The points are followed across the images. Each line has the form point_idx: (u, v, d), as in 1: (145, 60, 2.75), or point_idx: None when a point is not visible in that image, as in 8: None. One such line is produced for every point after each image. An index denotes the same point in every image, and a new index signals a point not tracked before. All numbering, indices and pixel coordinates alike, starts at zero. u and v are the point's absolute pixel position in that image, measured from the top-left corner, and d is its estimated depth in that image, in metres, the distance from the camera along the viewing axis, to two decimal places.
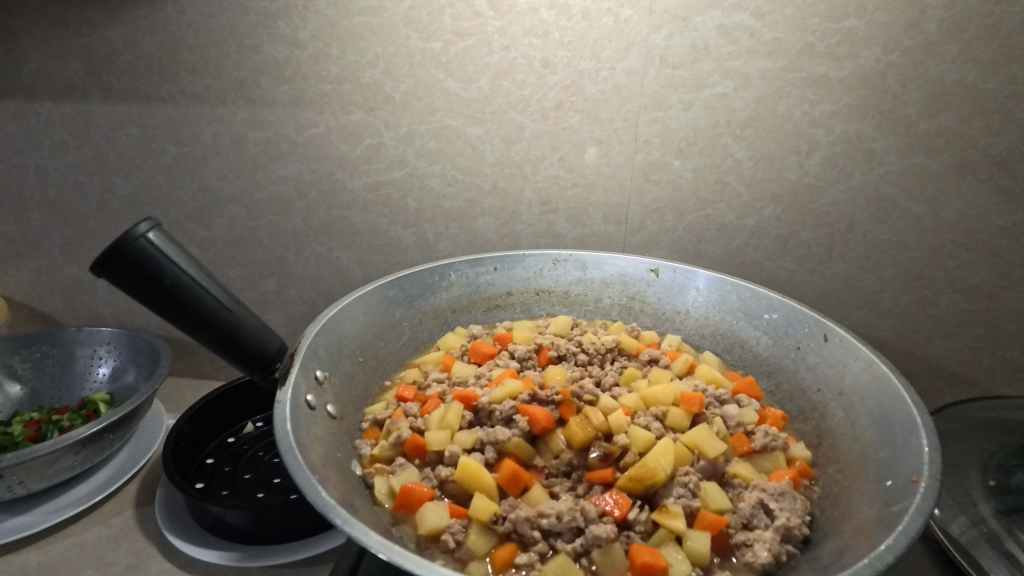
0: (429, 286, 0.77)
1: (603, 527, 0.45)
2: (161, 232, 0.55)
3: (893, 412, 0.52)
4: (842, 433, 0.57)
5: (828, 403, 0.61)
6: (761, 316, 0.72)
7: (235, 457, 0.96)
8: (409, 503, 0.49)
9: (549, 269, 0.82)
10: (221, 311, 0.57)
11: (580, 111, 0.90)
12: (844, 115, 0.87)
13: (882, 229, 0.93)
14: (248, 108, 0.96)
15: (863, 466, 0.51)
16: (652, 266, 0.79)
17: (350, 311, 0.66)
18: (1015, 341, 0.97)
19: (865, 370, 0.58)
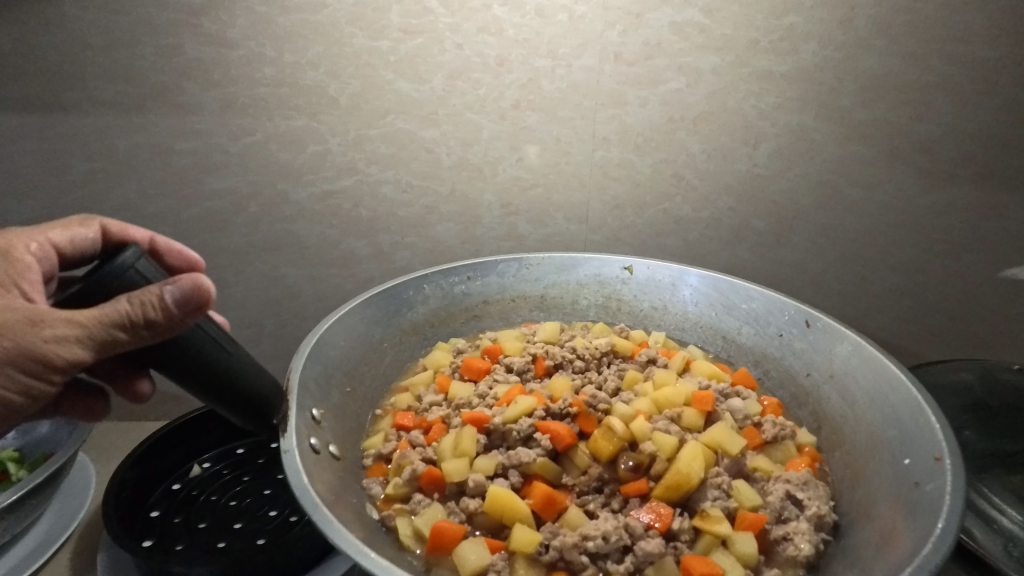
0: (404, 302, 0.73)
1: (653, 543, 0.45)
2: (148, 262, 0.48)
3: (892, 394, 0.55)
4: (841, 416, 0.60)
5: (821, 386, 0.64)
6: (741, 307, 0.73)
7: (188, 504, 0.86)
8: (443, 544, 0.47)
9: (522, 274, 0.80)
10: (213, 353, 0.50)
11: (539, 110, 0.88)
12: (789, 108, 0.90)
13: (824, 213, 0.99)
14: (172, 116, 0.87)
15: (873, 446, 0.54)
16: (627, 264, 0.79)
17: (334, 336, 0.61)
18: (937, 310, 1.07)
19: (853, 353, 0.61)
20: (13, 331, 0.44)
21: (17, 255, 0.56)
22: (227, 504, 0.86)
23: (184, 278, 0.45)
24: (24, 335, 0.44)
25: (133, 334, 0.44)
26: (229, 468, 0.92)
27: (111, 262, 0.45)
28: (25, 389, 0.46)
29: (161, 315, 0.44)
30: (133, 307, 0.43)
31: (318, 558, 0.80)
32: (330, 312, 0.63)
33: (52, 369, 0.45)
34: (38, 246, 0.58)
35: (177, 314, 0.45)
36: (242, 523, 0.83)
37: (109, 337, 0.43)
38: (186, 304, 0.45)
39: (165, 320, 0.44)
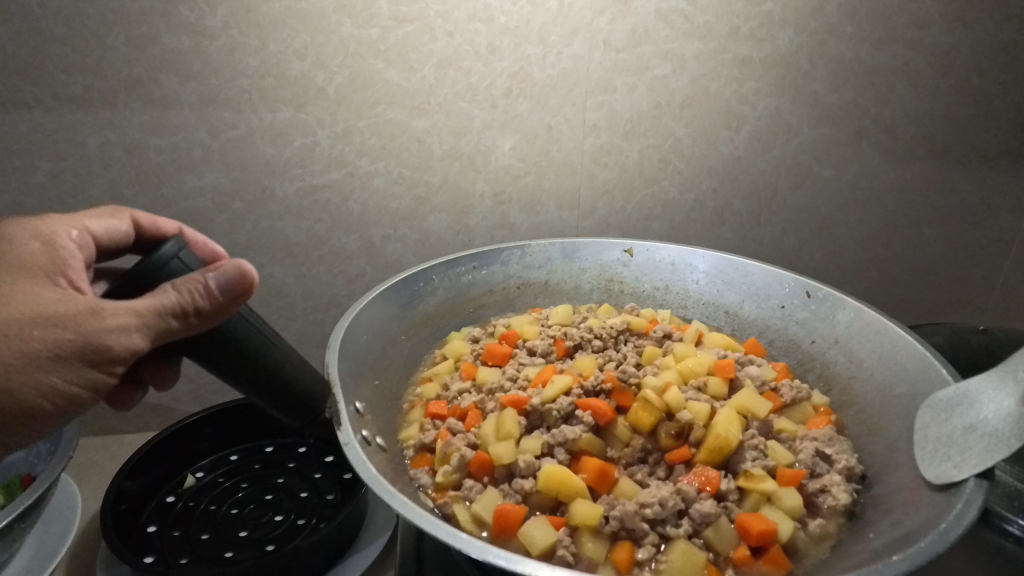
0: (416, 294, 0.75)
1: (709, 505, 0.53)
2: (188, 252, 0.50)
3: (903, 354, 0.61)
4: (850, 377, 0.66)
5: (827, 351, 0.69)
6: (739, 284, 0.78)
7: (185, 517, 0.81)
8: (508, 525, 0.53)
9: (525, 261, 0.82)
10: (263, 347, 0.52)
11: (530, 98, 0.89)
12: (766, 92, 0.94)
13: (799, 193, 1.04)
14: (147, 111, 0.82)
15: (887, 402, 0.60)
16: (626, 247, 0.82)
17: (354, 330, 0.64)
18: (899, 280, 1.14)
19: (856, 318, 0.67)
20: (74, 322, 0.45)
21: (60, 243, 0.54)
22: (228, 512, 0.81)
23: (226, 264, 0.47)
24: (85, 326, 0.45)
25: (186, 322, 0.46)
26: (224, 476, 0.87)
27: (154, 254, 0.47)
28: (90, 379, 0.47)
29: (209, 301, 0.46)
30: (187, 295, 0.45)
31: (335, 556, 0.76)
32: (350, 307, 0.65)
33: (114, 360, 0.47)
34: (78, 233, 0.56)
35: (225, 300, 0.47)
36: (246, 532, 0.78)
37: (164, 326, 0.45)
38: (231, 291, 0.47)
39: (213, 307, 0.46)
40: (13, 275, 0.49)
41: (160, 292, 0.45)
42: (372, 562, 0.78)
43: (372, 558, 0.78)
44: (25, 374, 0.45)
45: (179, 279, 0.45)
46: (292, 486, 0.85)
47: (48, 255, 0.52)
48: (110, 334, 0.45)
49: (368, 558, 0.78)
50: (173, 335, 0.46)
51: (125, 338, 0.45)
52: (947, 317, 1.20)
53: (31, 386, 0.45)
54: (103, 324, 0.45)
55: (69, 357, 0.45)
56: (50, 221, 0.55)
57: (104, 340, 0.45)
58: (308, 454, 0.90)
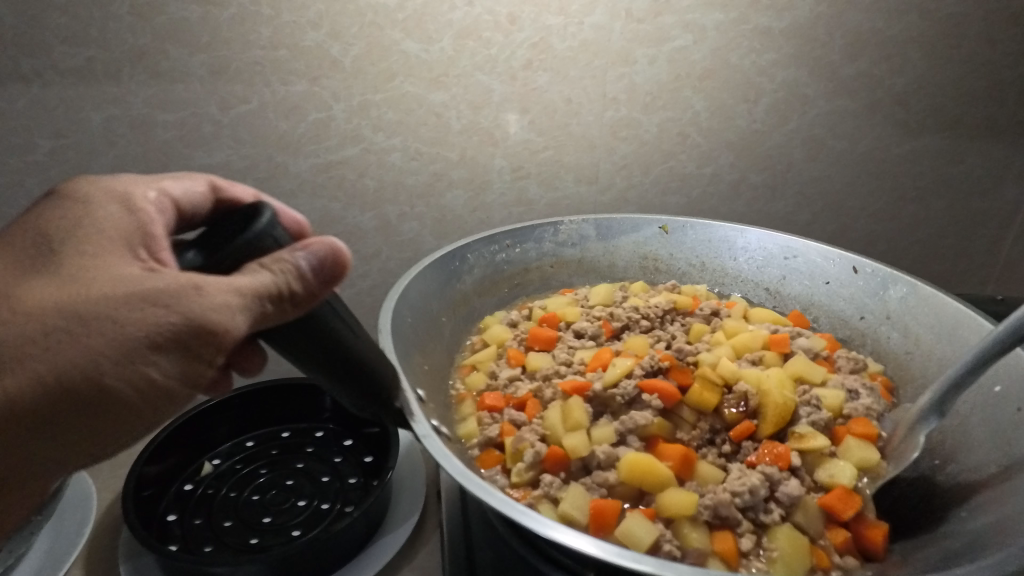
0: (453, 273, 0.74)
1: (795, 486, 0.55)
2: (280, 226, 0.45)
3: (962, 327, 0.63)
4: (903, 353, 0.68)
5: (878, 327, 0.71)
6: (781, 260, 0.79)
7: (205, 503, 0.79)
8: (604, 520, 0.54)
9: (558, 238, 0.82)
10: (347, 336, 0.48)
11: (550, 70, 0.87)
12: (784, 64, 0.93)
13: (813, 166, 1.04)
14: (154, 84, 0.78)
15: (945, 377, 0.63)
16: (662, 224, 0.82)
17: (399, 311, 0.63)
18: (905, 251, 1.16)
19: (910, 295, 0.68)
20: (178, 301, 0.40)
21: (139, 205, 0.50)
22: (249, 498, 0.79)
23: (316, 245, 0.45)
24: (187, 301, 0.40)
25: (283, 305, 0.43)
26: (242, 463, 0.85)
27: (251, 227, 0.43)
28: (187, 367, 0.43)
29: (302, 284, 0.43)
30: (281, 277, 0.42)
31: (365, 538, 0.74)
32: (392, 286, 0.64)
33: (217, 340, 0.42)
34: (155, 194, 0.52)
35: (317, 285, 0.44)
36: (270, 518, 0.76)
37: (261, 311, 0.42)
38: (323, 272, 0.45)
39: (306, 289, 0.43)
40: (97, 239, 0.45)
41: (255, 272, 0.41)
42: (404, 543, 0.76)
43: (404, 539, 0.75)
44: (123, 364, 0.41)
45: (270, 259, 0.42)
46: (313, 471, 0.83)
47: (128, 216, 0.48)
48: (215, 315, 0.40)
49: (400, 540, 0.75)
50: (269, 321, 0.43)
51: (232, 321, 0.41)
52: (949, 287, 1.22)
53: (130, 376, 0.41)
54: (207, 304, 0.40)
55: (169, 344, 0.42)
56: (128, 182, 0.52)
57: (211, 322, 0.40)
58: (327, 438, 0.88)
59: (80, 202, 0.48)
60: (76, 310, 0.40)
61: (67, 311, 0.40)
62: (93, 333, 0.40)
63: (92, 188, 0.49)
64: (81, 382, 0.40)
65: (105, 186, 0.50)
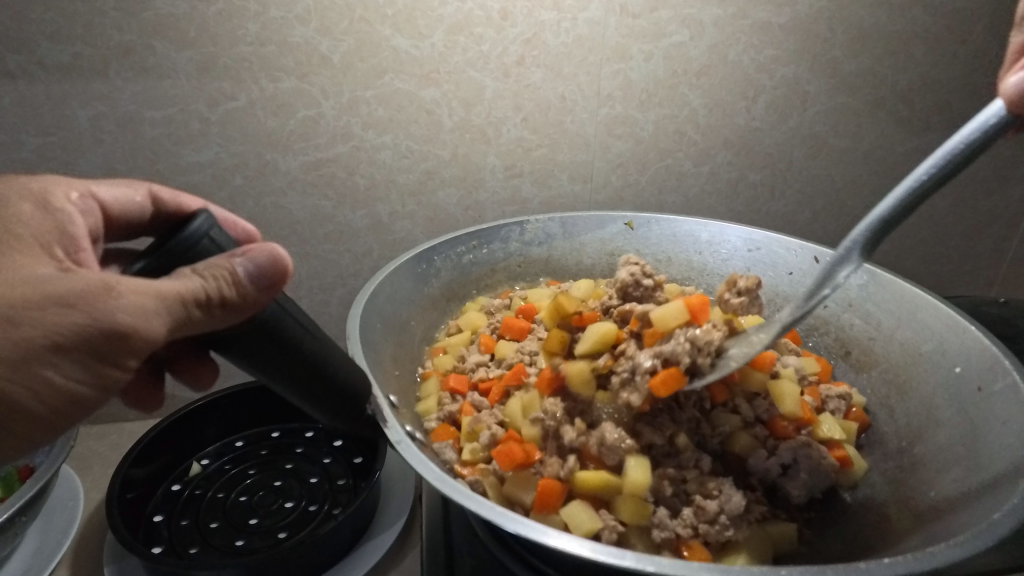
0: (421, 277, 0.75)
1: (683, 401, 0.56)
2: (219, 231, 0.45)
3: (922, 310, 0.64)
4: (868, 338, 0.69)
5: (841, 315, 0.72)
6: (744, 252, 0.80)
7: (193, 505, 0.78)
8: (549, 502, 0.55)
9: (522, 236, 0.84)
10: (299, 336, 0.47)
11: (543, 66, 0.85)
12: (784, 60, 0.91)
13: (814, 164, 1.02)
14: (140, 81, 0.77)
15: (913, 359, 0.63)
16: (627, 219, 0.83)
17: (369, 321, 0.64)
18: (909, 251, 1.14)
19: (870, 281, 0.70)
20: (85, 301, 0.39)
21: (57, 205, 0.51)
22: (237, 499, 0.78)
23: (256, 251, 0.44)
24: (100, 306, 0.39)
25: (211, 311, 0.42)
26: (231, 463, 0.84)
27: (184, 232, 0.43)
28: (98, 373, 0.42)
29: (235, 291, 0.42)
30: (210, 282, 0.41)
31: (352, 542, 0.73)
32: (357, 295, 0.65)
33: (127, 345, 0.41)
34: (79, 195, 0.53)
35: (254, 289, 0.43)
36: (257, 520, 0.75)
37: (187, 316, 0.41)
38: (261, 278, 0.44)
39: (243, 298, 0.42)
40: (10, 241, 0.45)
41: (182, 277, 0.41)
42: (391, 546, 0.75)
43: (390, 543, 0.75)
44: (22, 367, 0.39)
45: (202, 265, 0.41)
46: (303, 470, 0.82)
47: (43, 217, 0.49)
48: (128, 317, 0.40)
49: (388, 542, 0.74)
50: (198, 327, 0.42)
51: (149, 325, 0.40)
52: (955, 289, 1.20)
53: (28, 381, 0.40)
54: (119, 306, 0.39)
55: (72, 347, 0.40)
56: (50, 182, 0.53)
57: (120, 325, 0.40)
58: (317, 438, 0.87)
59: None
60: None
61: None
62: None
63: (9, 188, 0.50)
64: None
65: (21, 184, 0.51)
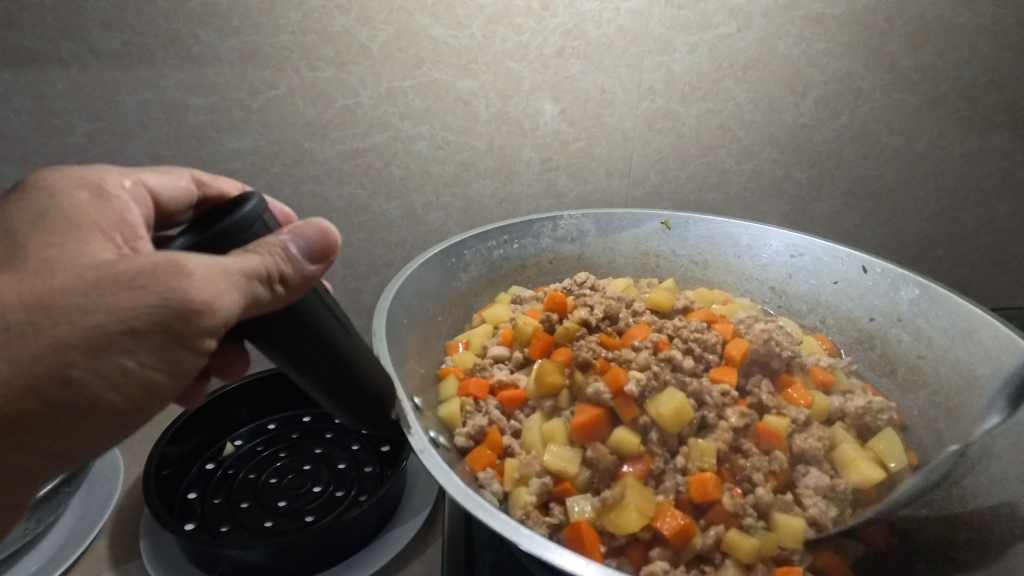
0: (450, 271, 0.76)
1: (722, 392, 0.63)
2: (268, 215, 0.44)
3: (981, 334, 0.64)
4: (917, 355, 0.69)
5: (888, 329, 0.72)
6: (785, 258, 0.80)
7: (225, 485, 0.79)
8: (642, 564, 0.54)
9: (554, 233, 0.83)
10: (339, 334, 0.47)
11: (583, 58, 0.83)
12: (837, 54, 0.87)
13: (864, 164, 0.97)
14: (185, 69, 0.79)
15: (969, 385, 0.63)
16: (664, 219, 0.83)
17: (395, 317, 0.64)
18: (965, 259, 1.08)
19: (921, 296, 0.70)
20: (155, 280, 0.37)
21: (113, 192, 0.49)
22: (267, 482, 0.79)
23: (303, 226, 0.43)
24: (172, 282, 0.37)
25: (273, 289, 0.41)
26: (263, 445, 0.85)
27: (234, 215, 0.41)
28: (170, 359, 0.41)
29: (292, 267, 0.41)
30: (270, 258, 0.40)
31: (376, 529, 0.74)
32: (386, 286, 0.65)
33: (200, 326, 0.39)
34: (132, 183, 0.51)
35: (310, 267, 0.43)
36: (286, 502, 0.76)
37: (253, 294, 0.40)
38: (313, 256, 0.43)
39: (299, 276, 0.42)
40: (71, 229, 0.44)
41: (246, 253, 0.39)
42: (415, 535, 0.75)
43: (414, 532, 0.75)
44: (96, 357, 0.38)
45: (256, 244, 0.40)
46: (332, 456, 0.83)
47: (102, 206, 0.47)
48: (200, 293, 0.37)
49: (412, 530, 0.75)
50: (257, 308, 0.41)
51: (219, 302, 0.38)
52: (1014, 300, 1.13)
53: (103, 368, 0.39)
54: (188, 279, 0.37)
55: (147, 331, 0.38)
56: (104, 170, 0.51)
57: (194, 301, 0.37)
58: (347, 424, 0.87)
59: (49, 189, 0.47)
60: (39, 299, 0.37)
61: (27, 299, 0.37)
62: (59, 322, 0.37)
63: (62, 176, 0.48)
64: (48, 379, 0.37)
65: (76, 173, 0.49)
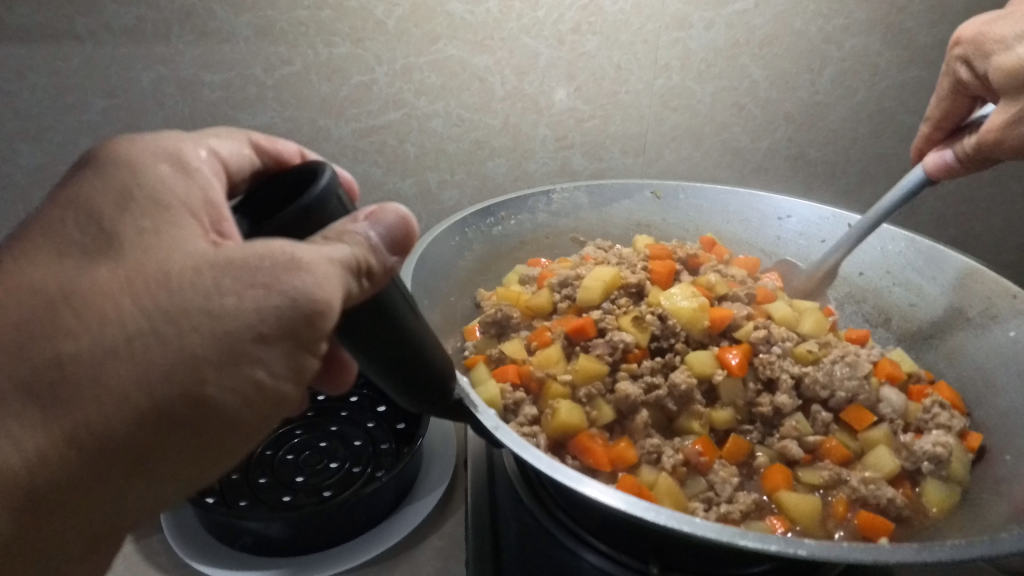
0: (453, 251, 0.75)
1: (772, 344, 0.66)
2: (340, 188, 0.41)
3: (971, 279, 0.68)
4: (907, 305, 0.73)
5: (879, 282, 0.75)
6: (774, 222, 0.82)
7: (243, 460, 0.79)
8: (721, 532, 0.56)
9: (551, 207, 0.84)
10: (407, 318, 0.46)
11: (599, 34, 0.83)
12: (854, 30, 0.87)
13: (880, 143, 0.97)
14: (200, 44, 0.78)
15: (962, 324, 0.68)
16: (654, 189, 0.85)
17: (413, 295, 0.64)
18: (980, 237, 1.08)
19: (908, 246, 0.74)
20: (278, 278, 0.35)
21: (194, 165, 0.42)
22: (284, 458, 0.79)
23: (382, 213, 0.41)
24: (274, 273, 0.35)
25: (360, 282, 0.39)
26: (280, 423, 0.85)
27: (313, 192, 0.38)
28: (299, 366, 0.39)
29: (377, 257, 0.40)
30: (357, 247, 0.38)
31: (394, 504, 0.73)
32: (399, 271, 0.64)
33: (324, 331, 0.38)
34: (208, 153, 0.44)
35: (390, 256, 0.41)
36: (303, 477, 0.76)
37: (348, 288, 0.38)
38: (392, 241, 0.41)
39: (383, 268, 0.41)
40: (156, 210, 0.38)
41: (334, 243, 0.37)
42: (434, 509, 0.75)
43: (430, 508, 0.74)
44: (228, 369, 0.35)
45: (336, 232, 0.38)
46: (347, 433, 0.82)
47: (185, 180, 0.41)
48: (319, 291, 0.36)
49: (429, 505, 0.75)
50: (347, 302, 0.39)
51: (329, 297, 0.36)
52: None
53: (235, 382, 0.35)
54: (308, 276, 0.35)
55: (276, 337, 0.36)
56: (174, 138, 0.44)
57: (313, 299, 0.36)
58: (361, 404, 0.87)
59: (120, 154, 0.44)
60: (161, 307, 0.34)
61: (146, 306, 0.34)
62: (186, 331, 0.34)
63: (135, 148, 0.41)
64: (184, 400, 0.34)
65: (151, 142, 0.42)
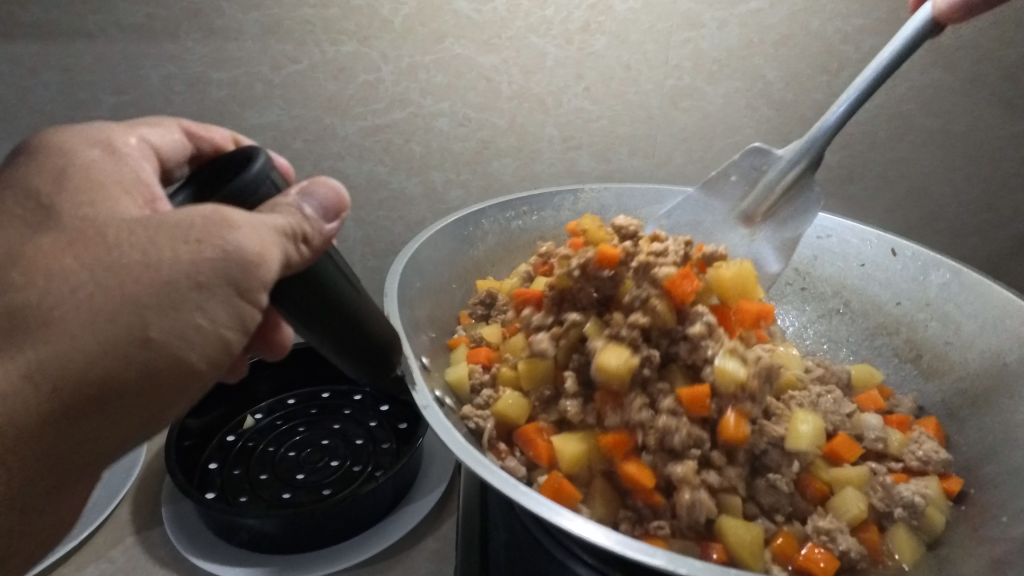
0: (465, 239, 0.75)
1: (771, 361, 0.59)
2: (275, 171, 0.43)
3: (1010, 318, 0.59)
4: (943, 344, 0.65)
5: (914, 314, 0.68)
6: (813, 240, 0.76)
7: (245, 456, 0.79)
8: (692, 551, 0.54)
9: (574, 207, 0.82)
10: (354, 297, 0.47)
11: (608, 33, 0.81)
12: (874, 30, 0.84)
13: (898, 148, 0.94)
14: (208, 42, 0.79)
15: (995, 369, 0.59)
16: (685, 194, 0.81)
17: (408, 282, 0.65)
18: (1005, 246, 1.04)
19: (953, 278, 0.66)
20: (209, 235, 0.38)
21: (123, 149, 0.49)
22: (285, 455, 0.79)
23: (317, 188, 0.44)
24: (212, 232, 0.38)
25: (301, 249, 0.41)
26: (283, 419, 0.85)
27: (247, 174, 0.40)
28: (239, 314, 0.41)
29: (312, 226, 0.42)
30: (292, 217, 0.40)
31: (390, 505, 0.73)
32: (399, 252, 0.65)
33: (258, 280, 0.40)
34: (136, 140, 0.51)
35: (326, 225, 0.43)
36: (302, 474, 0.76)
37: (286, 253, 0.40)
38: (325, 212, 0.44)
39: (319, 235, 0.42)
40: (93, 184, 0.44)
41: (270, 213, 0.40)
42: (431, 510, 0.75)
43: (429, 507, 0.74)
44: (168, 313, 0.39)
45: (271, 206, 0.41)
46: (348, 432, 0.82)
47: (115, 161, 0.47)
48: (252, 246, 0.38)
49: (427, 505, 0.74)
50: (288, 269, 0.42)
51: (266, 257, 0.39)
52: None
53: (176, 326, 0.39)
54: (236, 235, 0.38)
55: (212, 283, 0.39)
56: (104, 129, 0.50)
57: (248, 255, 0.38)
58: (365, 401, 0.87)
59: (61, 147, 0.46)
60: (102, 260, 0.38)
61: (90, 262, 0.38)
62: (124, 278, 0.38)
63: (70, 135, 0.48)
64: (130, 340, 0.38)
65: (82, 131, 0.48)
